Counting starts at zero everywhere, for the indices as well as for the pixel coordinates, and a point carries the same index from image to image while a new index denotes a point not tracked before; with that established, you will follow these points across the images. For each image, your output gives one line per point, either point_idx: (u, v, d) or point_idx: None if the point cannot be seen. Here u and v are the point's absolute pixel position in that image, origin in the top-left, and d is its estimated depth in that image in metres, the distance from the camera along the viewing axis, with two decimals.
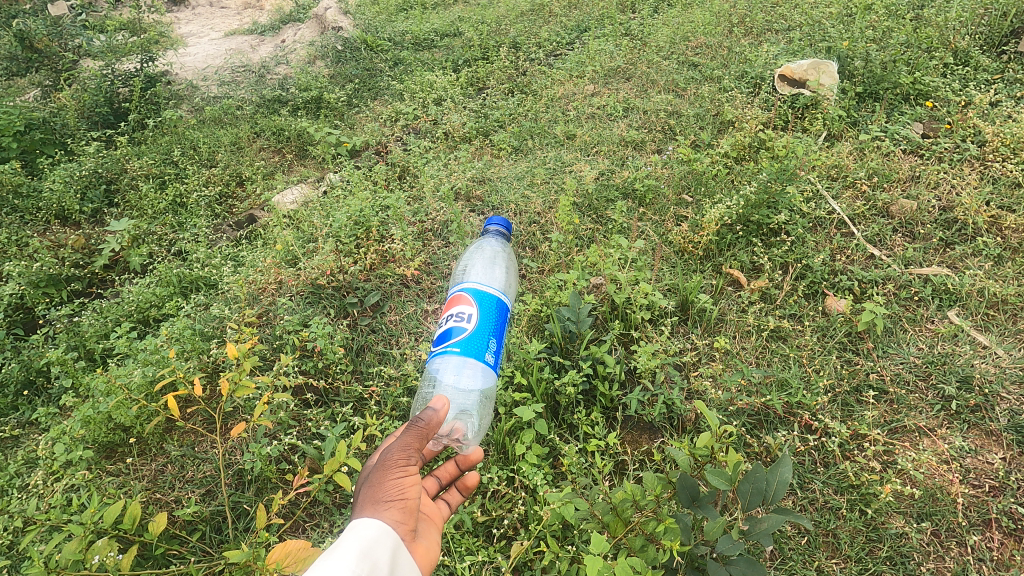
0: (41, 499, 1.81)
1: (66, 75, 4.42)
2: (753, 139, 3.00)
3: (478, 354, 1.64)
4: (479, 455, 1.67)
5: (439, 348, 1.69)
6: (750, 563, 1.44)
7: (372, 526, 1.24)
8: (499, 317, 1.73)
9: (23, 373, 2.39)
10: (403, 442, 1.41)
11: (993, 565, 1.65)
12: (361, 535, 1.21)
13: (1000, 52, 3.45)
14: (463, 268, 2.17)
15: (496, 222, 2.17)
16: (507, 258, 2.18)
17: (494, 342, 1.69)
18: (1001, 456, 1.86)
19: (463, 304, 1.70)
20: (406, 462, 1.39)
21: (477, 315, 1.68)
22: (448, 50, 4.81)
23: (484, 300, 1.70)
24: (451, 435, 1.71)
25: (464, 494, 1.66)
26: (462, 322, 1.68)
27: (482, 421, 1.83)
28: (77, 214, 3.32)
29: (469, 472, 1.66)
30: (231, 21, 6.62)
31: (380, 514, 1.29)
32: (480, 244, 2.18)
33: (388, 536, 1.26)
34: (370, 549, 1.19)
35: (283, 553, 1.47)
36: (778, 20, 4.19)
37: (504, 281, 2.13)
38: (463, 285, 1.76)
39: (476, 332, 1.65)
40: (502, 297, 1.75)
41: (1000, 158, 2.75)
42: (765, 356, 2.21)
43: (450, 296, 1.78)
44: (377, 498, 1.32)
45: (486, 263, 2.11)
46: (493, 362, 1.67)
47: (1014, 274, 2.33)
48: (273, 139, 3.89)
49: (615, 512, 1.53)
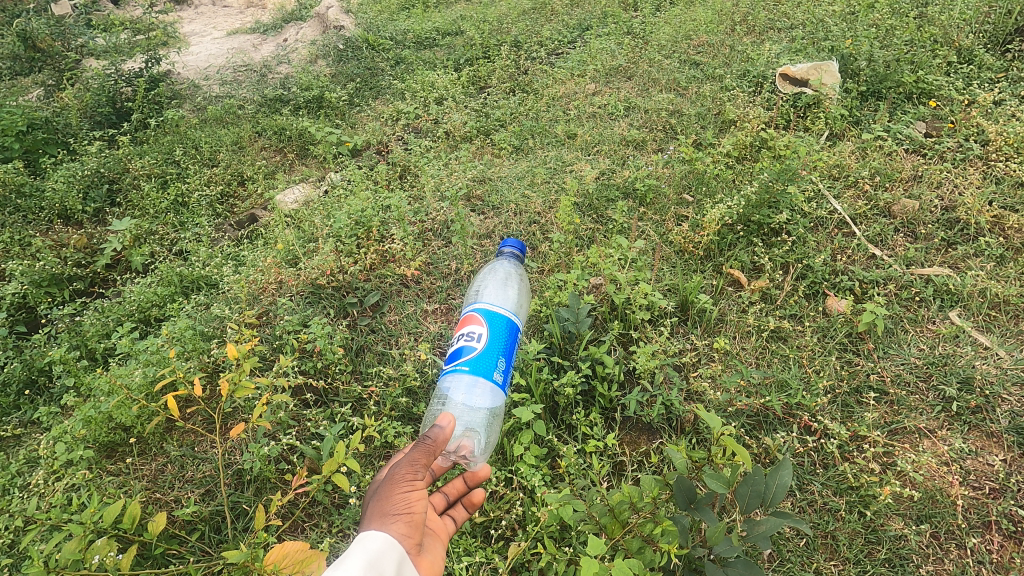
0: (41, 499, 1.81)
1: (70, 75, 4.45)
2: (754, 138, 2.98)
3: (486, 373, 1.66)
4: (486, 471, 1.72)
5: (450, 366, 1.72)
6: (747, 566, 1.44)
7: (378, 538, 1.28)
8: (509, 337, 1.74)
9: (25, 373, 2.41)
10: (411, 457, 1.41)
11: (993, 567, 1.64)
12: (367, 547, 1.25)
13: (1005, 51, 3.42)
14: (475, 291, 2.15)
15: (511, 244, 2.17)
16: (520, 279, 2.16)
17: (503, 361, 1.70)
18: (1001, 458, 1.85)
19: (474, 324, 1.72)
20: (413, 477, 1.40)
21: (487, 335, 1.70)
22: (449, 48, 4.80)
23: (494, 320, 1.72)
24: (458, 452, 1.74)
25: (471, 511, 1.69)
26: (472, 341, 1.71)
27: (490, 439, 1.83)
28: (80, 214, 3.34)
29: (476, 489, 1.70)
30: (234, 20, 6.64)
31: (387, 527, 1.32)
32: (495, 265, 2.18)
33: (393, 549, 1.29)
34: (375, 562, 1.22)
35: (281, 554, 1.50)
36: (780, 18, 4.16)
37: (517, 302, 2.10)
38: (475, 305, 1.78)
39: (485, 351, 1.67)
40: (513, 317, 1.77)
41: (1003, 158, 2.73)
42: (765, 357, 2.20)
43: (462, 315, 1.81)
44: (384, 511, 1.34)
45: (499, 284, 2.10)
46: (501, 381, 1.69)
47: (1016, 274, 2.31)
48: (274, 138, 3.90)
49: (612, 514, 1.53)
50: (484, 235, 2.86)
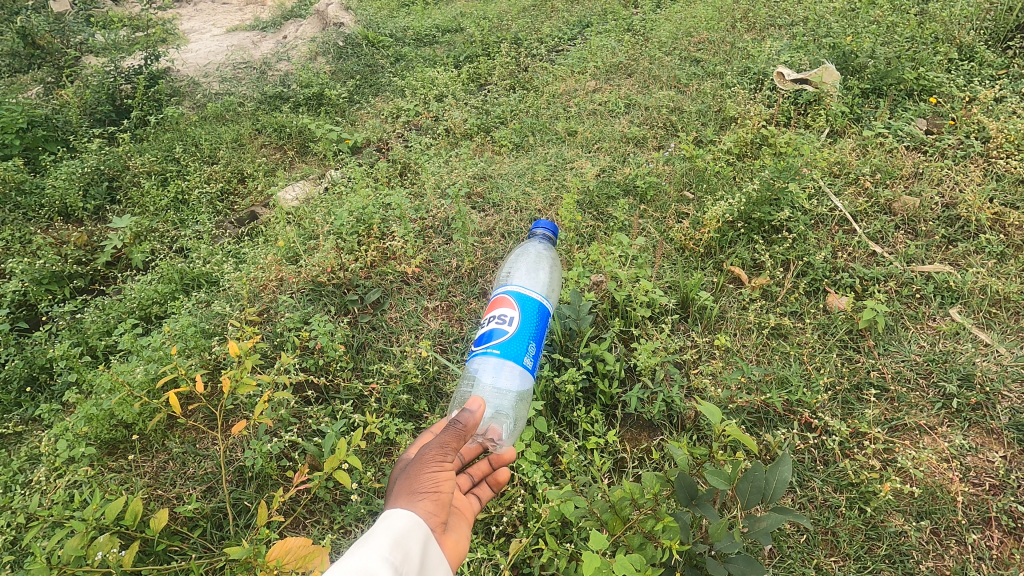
0: (44, 495, 1.82)
1: (70, 73, 4.46)
2: (755, 135, 2.97)
3: (517, 357, 1.65)
4: (511, 453, 1.77)
5: (480, 349, 1.71)
6: (749, 563, 1.44)
7: (404, 517, 1.29)
8: (540, 321, 1.74)
9: (26, 370, 2.42)
10: (441, 440, 1.44)
11: (992, 563, 1.65)
12: (393, 525, 1.27)
13: (1006, 47, 3.41)
14: (507, 272, 2.16)
15: (543, 226, 2.15)
16: (551, 262, 2.17)
17: (533, 346, 1.70)
18: (1002, 455, 1.85)
19: (505, 307, 1.72)
20: (442, 458, 1.43)
21: (518, 319, 1.70)
22: (449, 45, 4.79)
23: (526, 304, 1.72)
24: (486, 435, 1.75)
25: (495, 490, 1.75)
26: (503, 324, 1.70)
27: (516, 423, 1.84)
28: (80, 212, 3.35)
29: (501, 468, 1.76)
30: (233, 17, 6.63)
31: (414, 505, 1.34)
32: (526, 247, 2.16)
33: (419, 528, 1.30)
34: (400, 540, 1.24)
35: (284, 551, 1.54)
36: (781, 15, 4.15)
37: (547, 286, 2.12)
38: (506, 287, 1.77)
39: (517, 335, 1.67)
40: (544, 301, 1.77)
41: (1004, 154, 2.73)
42: (765, 354, 2.20)
43: (492, 297, 1.80)
44: (412, 489, 1.37)
45: (530, 267, 2.09)
46: (531, 366, 1.69)
47: (1016, 271, 2.31)
48: (274, 136, 3.89)
49: (614, 510, 1.54)
50: (485, 233, 2.85)
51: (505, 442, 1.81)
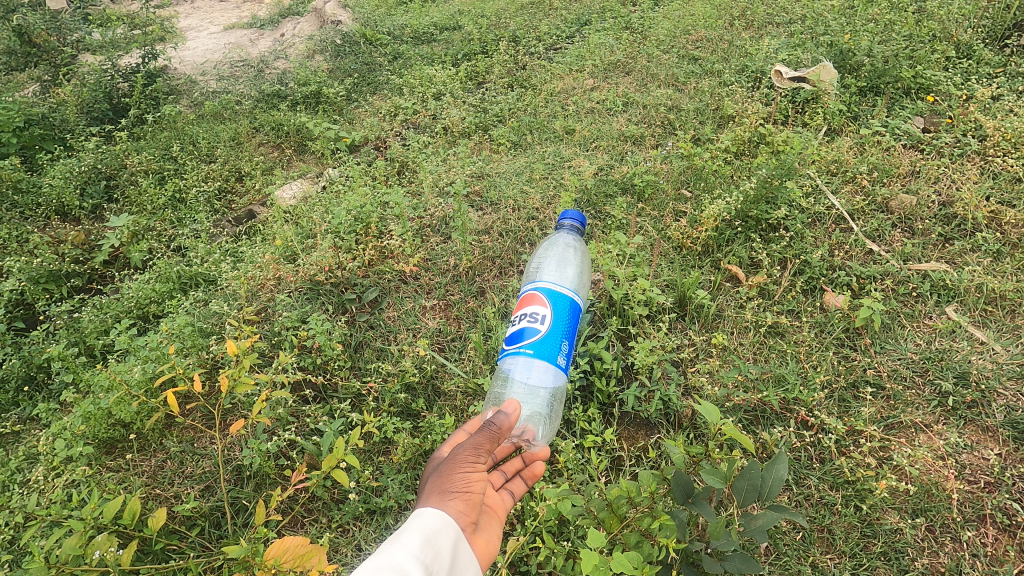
0: (42, 495, 1.83)
1: (66, 71, 4.45)
2: (753, 134, 2.96)
3: (550, 357, 1.69)
4: (545, 450, 1.78)
5: (511, 348, 1.75)
6: (745, 560, 1.42)
7: (435, 516, 1.32)
8: (572, 318, 1.77)
9: (23, 369, 2.42)
10: (475, 441, 1.46)
11: (987, 560, 1.66)
12: (424, 524, 1.29)
13: (1003, 46, 3.41)
14: (537, 266, 2.22)
15: (571, 216, 2.17)
16: (580, 254, 2.19)
17: (566, 345, 1.74)
18: (997, 453, 1.86)
19: (537, 305, 1.75)
20: (475, 459, 1.44)
21: (550, 317, 1.73)
22: (447, 43, 4.78)
23: (558, 301, 1.75)
24: (522, 435, 1.82)
25: (529, 484, 1.75)
26: (535, 323, 1.73)
27: (550, 425, 1.93)
28: (77, 210, 3.34)
29: (535, 463, 1.78)
30: (231, 14, 6.62)
31: (445, 504, 1.36)
32: (555, 238, 2.22)
33: (450, 527, 1.32)
34: (431, 539, 1.26)
35: (280, 549, 1.57)
36: (779, 13, 4.16)
37: (576, 280, 2.14)
38: (536, 284, 1.80)
39: (549, 334, 1.70)
40: (575, 297, 1.79)
41: (1000, 153, 2.74)
42: (762, 352, 2.21)
43: (523, 294, 1.83)
44: (444, 488, 1.39)
45: (558, 262, 2.14)
46: (564, 364, 1.73)
47: (1012, 270, 2.32)
48: (272, 134, 3.87)
49: (610, 509, 1.57)
50: (483, 231, 2.84)
51: (539, 441, 1.87)
